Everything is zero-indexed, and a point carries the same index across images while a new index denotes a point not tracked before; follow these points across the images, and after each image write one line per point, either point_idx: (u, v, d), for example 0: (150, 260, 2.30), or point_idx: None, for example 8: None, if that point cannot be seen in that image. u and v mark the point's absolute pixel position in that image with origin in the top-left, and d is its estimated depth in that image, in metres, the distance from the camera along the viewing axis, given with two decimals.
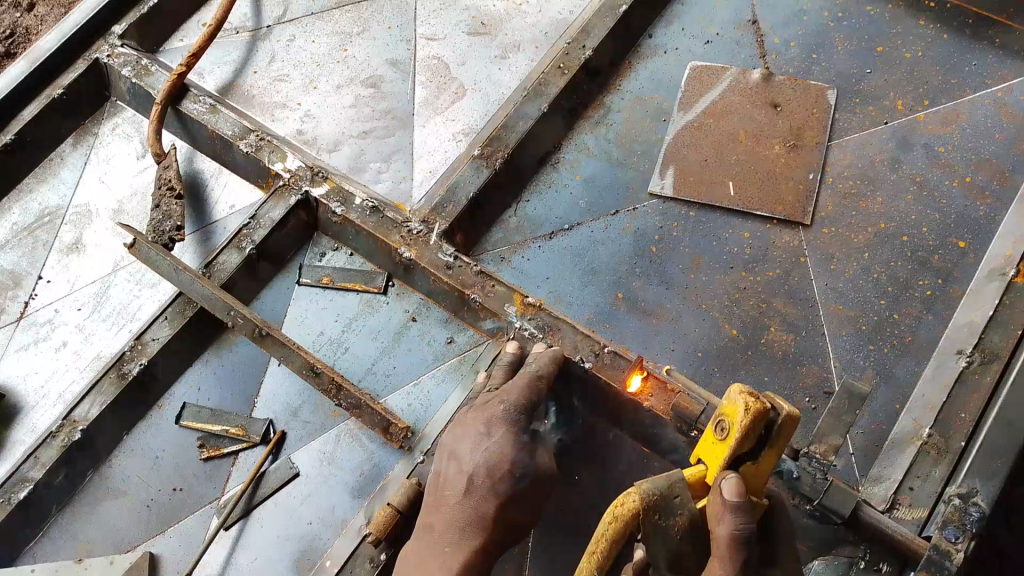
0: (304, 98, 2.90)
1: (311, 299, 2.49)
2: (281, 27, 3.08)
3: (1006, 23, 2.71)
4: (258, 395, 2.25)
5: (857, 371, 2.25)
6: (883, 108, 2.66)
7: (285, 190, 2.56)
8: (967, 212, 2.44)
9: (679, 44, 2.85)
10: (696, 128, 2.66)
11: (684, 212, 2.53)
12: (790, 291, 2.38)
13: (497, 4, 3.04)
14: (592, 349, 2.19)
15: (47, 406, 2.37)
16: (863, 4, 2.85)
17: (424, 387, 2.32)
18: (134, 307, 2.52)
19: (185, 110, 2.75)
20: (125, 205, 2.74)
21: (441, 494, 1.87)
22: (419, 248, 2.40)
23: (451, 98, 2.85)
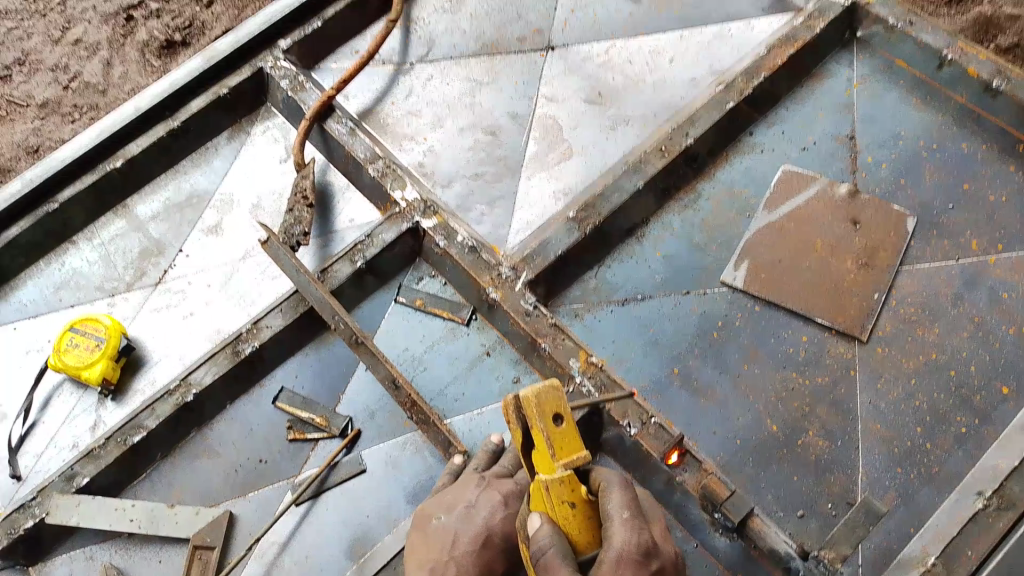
0: (430, 134, 3.25)
1: (403, 316, 2.83)
2: (423, 66, 3.47)
3: None
4: (344, 394, 2.67)
5: (880, 490, 2.42)
6: (958, 245, 2.81)
7: (400, 216, 2.90)
8: (1018, 359, 2.57)
9: (776, 146, 3.06)
10: (777, 229, 2.86)
11: (750, 305, 2.74)
12: (834, 400, 2.57)
13: (616, 78, 3.31)
14: (639, 418, 2.41)
15: (169, 363, 2.88)
16: (959, 140, 2.99)
17: (485, 416, 2.62)
18: (253, 293, 2.99)
19: (328, 129, 3.17)
20: (262, 203, 3.21)
21: (466, 524, 2.12)
22: (504, 291, 2.70)
23: (559, 158, 3.12)
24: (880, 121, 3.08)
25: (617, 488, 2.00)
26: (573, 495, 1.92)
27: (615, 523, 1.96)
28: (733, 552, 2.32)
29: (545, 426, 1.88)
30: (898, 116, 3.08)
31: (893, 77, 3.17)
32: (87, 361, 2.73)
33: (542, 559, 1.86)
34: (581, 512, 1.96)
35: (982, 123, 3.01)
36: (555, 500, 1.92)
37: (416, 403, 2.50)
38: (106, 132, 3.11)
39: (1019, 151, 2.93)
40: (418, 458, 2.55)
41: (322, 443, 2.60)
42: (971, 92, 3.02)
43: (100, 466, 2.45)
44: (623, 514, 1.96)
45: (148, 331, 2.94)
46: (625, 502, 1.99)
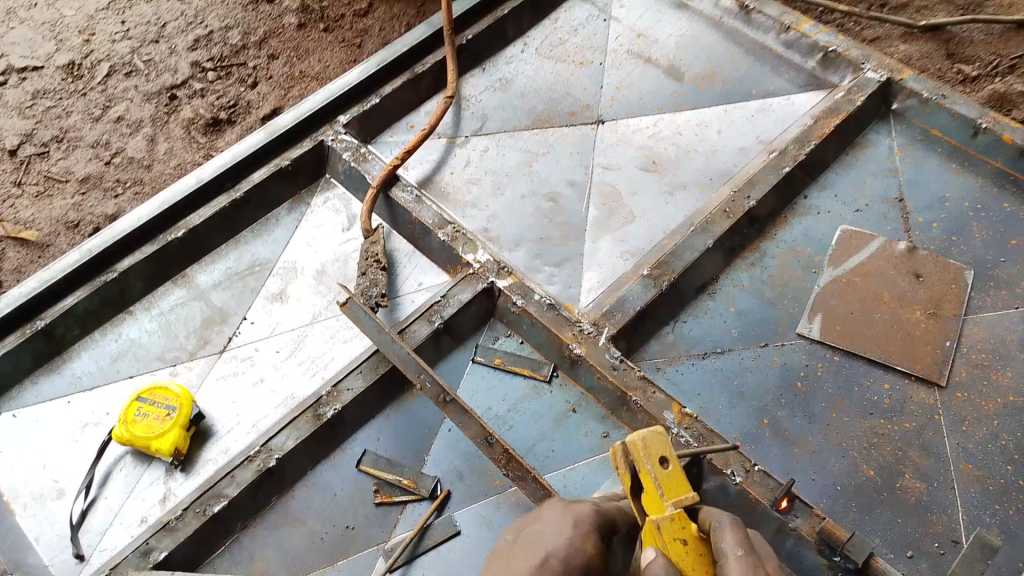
0: (491, 201, 3.31)
1: (482, 376, 2.79)
2: (478, 139, 3.57)
3: None
4: (428, 453, 2.64)
5: (982, 527, 2.38)
6: (1015, 294, 2.91)
7: (474, 277, 2.91)
8: None
9: (832, 207, 3.20)
10: (844, 284, 2.96)
11: (829, 355, 2.79)
12: (924, 443, 2.57)
13: (669, 147, 3.45)
14: (743, 466, 2.43)
15: (240, 430, 2.77)
16: (1000, 201, 3.16)
17: (578, 472, 2.56)
18: (325, 358, 2.93)
19: (393, 196, 3.22)
20: (327, 269, 3.20)
21: None
22: (588, 346, 2.70)
23: (621, 222, 3.19)
24: (925, 185, 3.25)
25: (727, 527, 1.93)
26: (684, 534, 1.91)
27: (729, 560, 1.84)
28: None
29: (653, 469, 1.95)
30: (939, 180, 3.26)
31: (930, 145, 3.37)
32: (158, 429, 2.63)
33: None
34: (695, 552, 1.91)
35: (1018, 185, 3.18)
36: (666, 537, 1.90)
37: (512, 459, 2.44)
38: (164, 204, 3.14)
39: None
40: (512, 516, 2.50)
41: (411, 505, 2.53)
42: (1007, 157, 3.23)
43: (178, 539, 2.38)
44: (739, 553, 1.83)
45: (216, 399, 2.85)
46: (737, 539, 1.89)
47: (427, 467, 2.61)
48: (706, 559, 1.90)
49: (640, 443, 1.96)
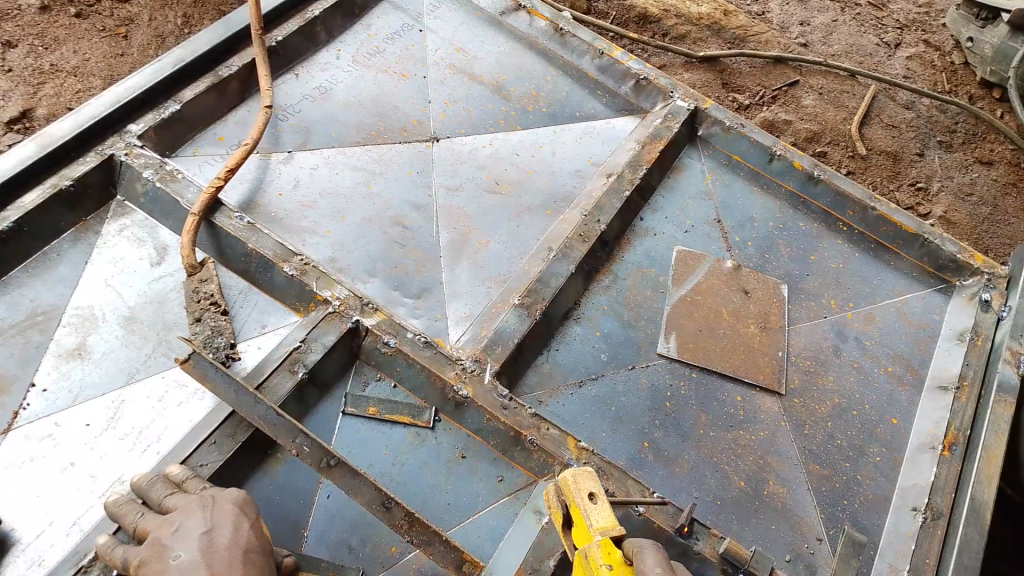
0: (332, 226, 2.99)
1: (356, 429, 2.50)
2: (303, 155, 3.20)
3: (897, 251, 3.47)
4: (307, 528, 2.30)
5: (837, 522, 2.66)
6: (821, 305, 3.26)
7: (335, 315, 2.61)
8: (895, 394, 3.03)
9: (664, 228, 3.30)
10: (689, 302, 3.08)
11: (687, 372, 2.91)
12: (776, 449, 2.79)
13: (507, 168, 3.35)
14: (642, 495, 2.43)
15: (51, 534, 2.13)
16: (797, 222, 3.52)
17: (482, 523, 2.40)
18: (157, 427, 2.38)
19: (220, 224, 2.74)
20: (137, 312, 2.60)
21: None
22: (474, 385, 2.55)
23: (476, 247, 3.04)
24: (735, 207, 3.48)
25: (651, 552, 2.09)
26: (613, 561, 2.05)
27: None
28: None
29: (584, 502, 2.11)
30: (745, 201, 3.52)
31: (733, 170, 3.63)
32: None
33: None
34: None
35: (808, 206, 3.58)
36: (594, 565, 2.03)
37: (415, 523, 2.20)
38: None
39: (838, 228, 3.54)
40: None
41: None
42: (797, 181, 3.59)
43: None
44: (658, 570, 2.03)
45: (10, 497, 2.17)
46: (658, 562, 2.07)
47: (310, 545, 2.27)
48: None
49: (571, 479, 2.13)
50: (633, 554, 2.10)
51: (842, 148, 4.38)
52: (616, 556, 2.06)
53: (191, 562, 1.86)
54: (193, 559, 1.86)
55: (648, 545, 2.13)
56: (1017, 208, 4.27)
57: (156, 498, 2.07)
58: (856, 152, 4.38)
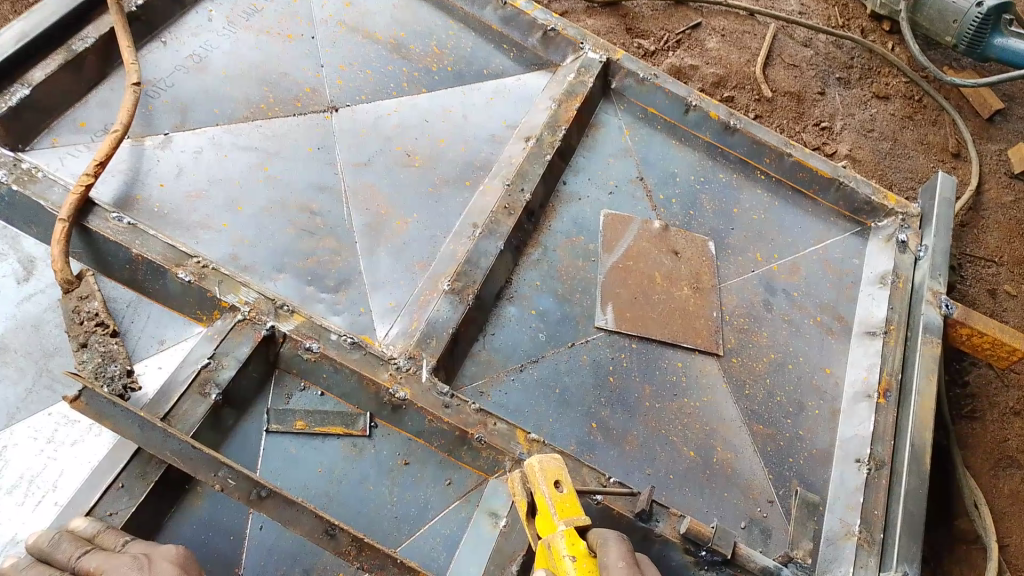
0: (229, 218, 2.67)
1: (285, 447, 2.28)
2: (184, 136, 2.82)
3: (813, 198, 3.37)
4: (241, 568, 2.05)
5: (786, 481, 2.64)
6: (748, 260, 3.17)
7: (246, 324, 2.31)
8: (822, 342, 3.00)
9: (589, 192, 3.15)
10: (621, 269, 2.95)
11: (627, 344, 2.80)
12: (721, 414, 2.74)
13: (418, 138, 3.08)
14: (599, 482, 2.34)
15: None
16: (716, 173, 3.37)
17: (436, 532, 2.25)
18: (48, 475, 2.05)
19: (94, 228, 2.32)
20: (7, 341, 2.23)
21: None
22: (411, 385, 2.34)
23: (393, 228, 2.80)
24: (656, 162, 3.33)
25: (616, 544, 1.90)
26: (576, 552, 1.89)
27: (613, 573, 1.83)
28: None
29: (548, 490, 1.93)
30: (664, 157, 3.36)
31: (648, 125, 3.44)
32: None
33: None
34: (586, 569, 1.87)
35: (725, 156, 3.42)
36: (557, 556, 1.88)
37: (364, 547, 2.00)
38: None
39: (756, 176, 3.41)
40: None
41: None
42: (713, 132, 3.42)
43: None
44: (620, 565, 1.83)
45: None
46: (622, 555, 1.87)
47: None
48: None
49: (536, 467, 1.96)
50: (598, 546, 1.92)
51: (748, 92, 4.32)
52: (580, 547, 1.89)
53: None
54: None
55: (613, 537, 1.93)
56: (914, 141, 4.37)
57: (66, 560, 1.79)
58: (763, 95, 4.31)
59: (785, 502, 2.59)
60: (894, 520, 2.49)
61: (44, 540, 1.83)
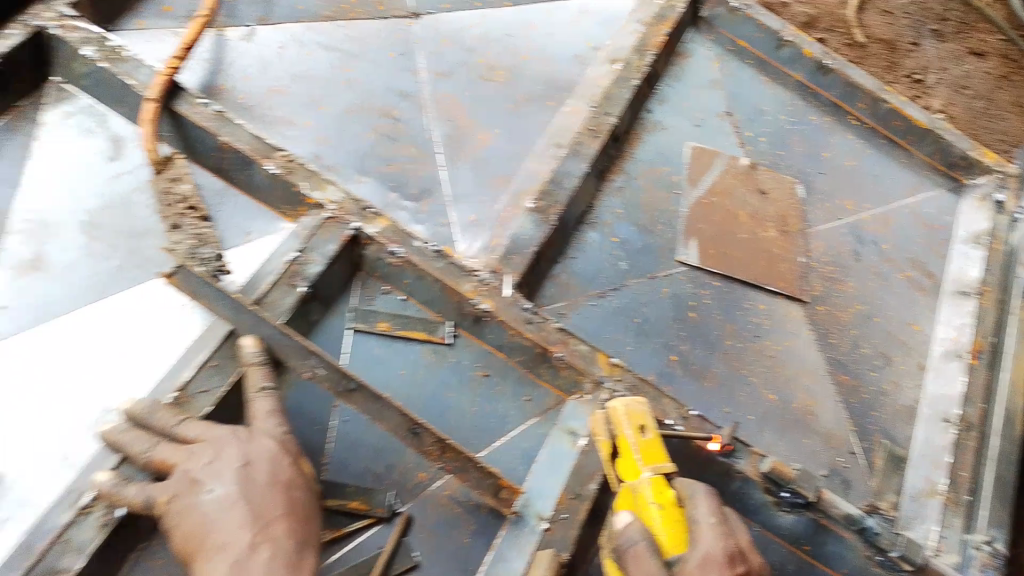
0: (311, 117, 2.59)
1: (367, 348, 2.22)
2: (266, 31, 2.74)
3: (907, 149, 3.19)
4: (326, 458, 2.04)
5: (867, 434, 2.54)
6: (838, 206, 3.01)
7: (333, 222, 2.25)
8: (911, 297, 2.86)
9: (675, 121, 3.02)
10: (706, 205, 2.82)
11: (711, 282, 2.69)
12: (803, 360, 2.62)
13: (501, 52, 2.96)
14: (679, 414, 2.23)
15: (34, 473, 1.86)
16: (809, 114, 3.21)
17: (512, 448, 2.18)
18: (140, 347, 2.04)
19: (184, 112, 2.27)
20: (99, 218, 2.23)
21: None
22: (494, 298, 2.27)
23: (474, 142, 2.70)
24: (746, 98, 3.18)
25: (706, 496, 1.77)
26: (664, 500, 1.76)
27: (701, 527, 1.72)
28: (799, 530, 2.22)
29: (632, 434, 1.82)
30: (755, 92, 3.21)
31: (738, 57, 3.29)
32: None
33: (629, 553, 1.68)
34: (674, 519, 1.75)
35: (817, 97, 3.26)
36: (643, 502, 1.76)
37: (448, 448, 1.92)
38: None
39: (848, 122, 3.22)
40: (448, 512, 2.04)
41: (370, 530, 1.97)
42: (806, 71, 3.26)
43: None
44: (711, 520, 1.72)
45: None
46: (712, 510, 1.75)
47: (328, 476, 2.02)
48: (686, 528, 1.75)
49: (618, 409, 1.85)
50: (687, 498, 1.79)
51: (839, 36, 4.11)
52: (668, 496, 1.77)
53: (228, 500, 1.69)
54: (231, 496, 1.70)
55: (703, 490, 1.79)
56: (1011, 102, 4.04)
57: (162, 426, 1.79)
58: (854, 41, 4.10)
59: (867, 453, 2.49)
60: (984, 488, 2.39)
61: (141, 406, 1.81)
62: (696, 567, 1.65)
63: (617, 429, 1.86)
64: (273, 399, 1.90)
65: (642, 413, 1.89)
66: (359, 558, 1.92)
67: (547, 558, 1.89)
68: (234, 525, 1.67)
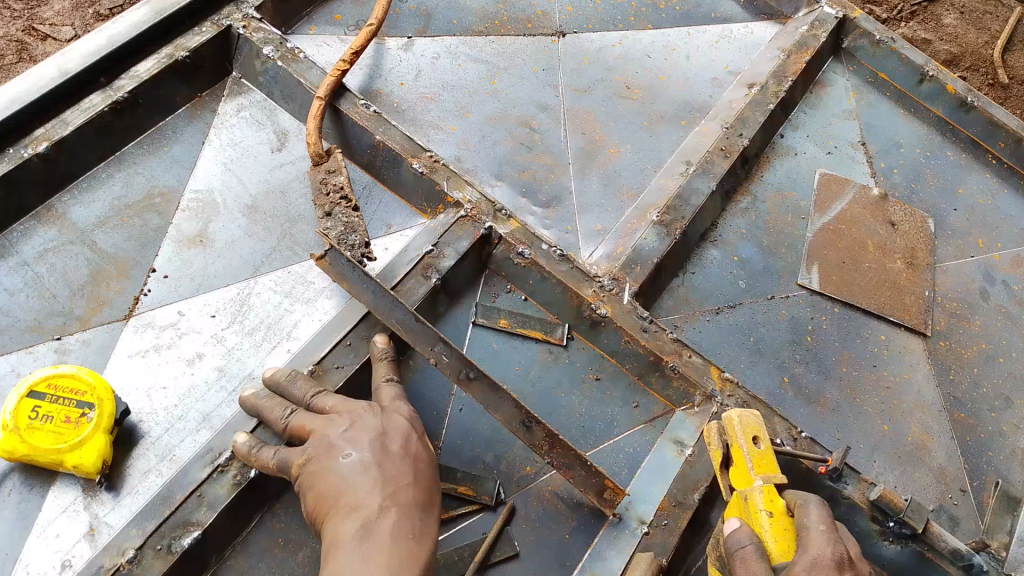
0: (457, 123, 2.79)
1: (489, 341, 2.38)
2: (423, 42, 2.96)
3: None
4: (440, 442, 2.18)
5: (982, 474, 2.49)
6: (970, 243, 2.95)
7: (467, 220, 2.41)
8: None
9: (806, 148, 3.05)
10: (832, 231, 2.84)
11: (830, 307, 2.71)
12: (921, 395, 2.59)
13: (639, 71, 3.08)
14: (790, 434, 2.29)
15: (189, 424, 2.08)
16: (946, 148, 3.16)
17: (618, 449, 2.27)
18: (287, 323, 2.26)
19: (344, 110, 2.50)
20: (260, 202, 2.47)
21: None
22: (612, 304, 2.38)
23: (607, 155, 2.83)
24: (880, 128, 3.17)
25: (817, 505, 1.83)
26: (773, 509, 1.84)
27: (810, 534, 1.78)
28: (902, 561, 2.22)
29: (745, 444, 1.90)
30: (891, 124, 3.19)
31: (878, 89, 3.27)
32: (73, 438, 1.91)
33: (737, 555, 1.76)
34: (782, 527, 1.83)
35: (955, 134, 3.19)
36: (753, 510, 1.84)
37: (556, 445, 2.03)
38: (30, 94, 2.30)
39: (987, 160, 3.15)
40: (552, 507, 2.14)
41: (475, 516, 2.10)
42: (946, 107, 3.20)
43: None
44: (821, 526, 1.78)
45: (135, 383, 2.11)
46: (823, 518, 1.80)
47: (442, 459, 2.16)
48: (794, 536, 1.83)
49: (733, 419, 1.93)
50: (796, 506, 1.86)
51: (982, 74, 4.01)
52: (777, 505, 1.85)
53: (362, 465, 1.77)
54: (366, 461, 1.77)
55: (814, 499, 1.86)
56: None
57: (302, 395, 1.95)
58: (998, 80, 3.99)
59: (979, 494, 2.45)
60: None
61: (283, 374, 1.98)
62: (804, 571, 1.72)
63: (730, 438, 1.94)
64: (399, 383, 2.04)
65: (756, 424, 1.96)
66: (462, 541, 2.06)
67: (644, 561, 1.98)
68: (366, 487, 1.74)
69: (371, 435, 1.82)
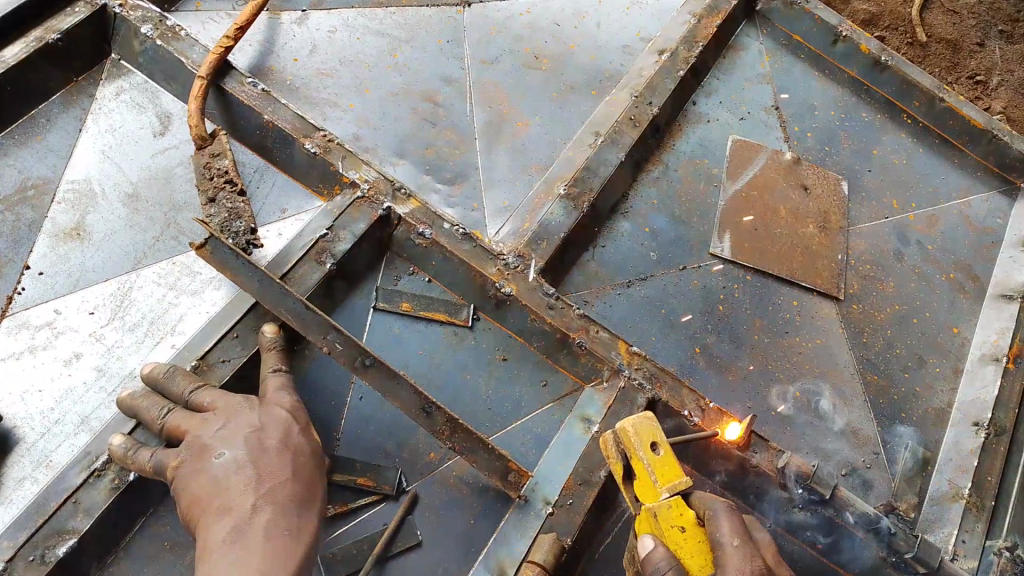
0: (355, 99, 2.69)
1: (391, 326, 2.31)
2: (319, 16, 2.85)
3: (961, 149, 3.09)
4: (339, 432, 2.11)
5: (895, 435, 2.50)
6: (882, 204, 2.94)
7: (363, 202, 2.32)
8: (953, 302, 2.77)
9: (719, 114, 3.01)
10: (743, 197, 2.81)
11: (742, 275, 2.68)
12: (832, 358, 2.59)
13: (548, 40, 2.99)
14: (698, 405, 2.21)
15: (65, 428, 1.97)
16: (859, 109, 3.14)
17: (525, 430, 2.22)
18: (171, 316, 2.15)
19: (230, 90, 2.37)
20: (141, 189, 2.34)
21: None
22: (517, 282, 2.31)
23: (515, 129, 2.75)
24: (794, 91, 3.14)
25: (726, 515, 1.68)
26: (684, 521, 1.68)
27: (726, 552, 1.63)
28: (812, 525, 2.22)
29: (645, 455, 1.67)
30: (806, 87, 3.16)
31: (791, 51, 3.24)
32: None
33: None
34: (696, 538, 1.68)
35: (870, 94, 3.17)
36: (664, 526, 1.66)
37: (458, 429, 1.96)
38: None
39: (902, 120, 3.14)
40: (454, 493, 2.09)
41: (376, 507, 2.04)
42: (860, 68, 3.18)
43: None
44: (734, 542, 1.64)
45: (8, 387, 2.00)
46: (735, 530, 1.66)
47: (341, 450, 2.09)
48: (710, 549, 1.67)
49: (628, 431, 1.68)
50: (706, 518, 1.69)
51: (901, 33, 3.96)
52: (687, 516, 1.68)
53: (236, 463, 1.69)
54: (240, 459, 1.69)
55: (722, 506, 1.70)
56: None
57: (179, 392, 1.84)
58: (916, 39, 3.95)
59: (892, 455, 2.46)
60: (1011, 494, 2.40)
61: (160, 371, 1.86)
62: None
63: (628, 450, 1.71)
64: (288, 373, 1.94)
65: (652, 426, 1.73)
66: (363, 533, 2.00)
67: (548, 540, 1.93)
68: (239, 486, 1.66)
69: (247, 431, 1.74)
